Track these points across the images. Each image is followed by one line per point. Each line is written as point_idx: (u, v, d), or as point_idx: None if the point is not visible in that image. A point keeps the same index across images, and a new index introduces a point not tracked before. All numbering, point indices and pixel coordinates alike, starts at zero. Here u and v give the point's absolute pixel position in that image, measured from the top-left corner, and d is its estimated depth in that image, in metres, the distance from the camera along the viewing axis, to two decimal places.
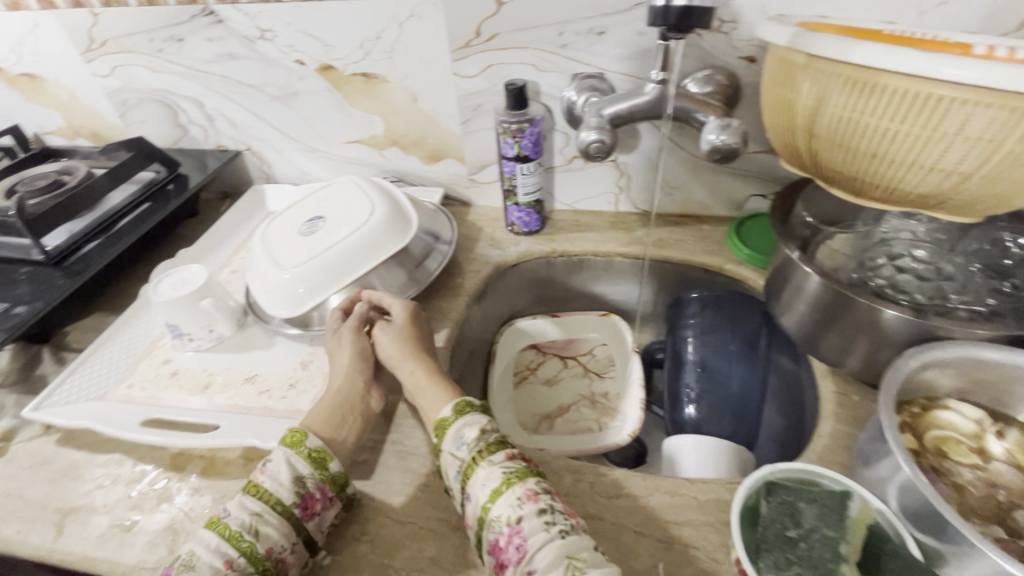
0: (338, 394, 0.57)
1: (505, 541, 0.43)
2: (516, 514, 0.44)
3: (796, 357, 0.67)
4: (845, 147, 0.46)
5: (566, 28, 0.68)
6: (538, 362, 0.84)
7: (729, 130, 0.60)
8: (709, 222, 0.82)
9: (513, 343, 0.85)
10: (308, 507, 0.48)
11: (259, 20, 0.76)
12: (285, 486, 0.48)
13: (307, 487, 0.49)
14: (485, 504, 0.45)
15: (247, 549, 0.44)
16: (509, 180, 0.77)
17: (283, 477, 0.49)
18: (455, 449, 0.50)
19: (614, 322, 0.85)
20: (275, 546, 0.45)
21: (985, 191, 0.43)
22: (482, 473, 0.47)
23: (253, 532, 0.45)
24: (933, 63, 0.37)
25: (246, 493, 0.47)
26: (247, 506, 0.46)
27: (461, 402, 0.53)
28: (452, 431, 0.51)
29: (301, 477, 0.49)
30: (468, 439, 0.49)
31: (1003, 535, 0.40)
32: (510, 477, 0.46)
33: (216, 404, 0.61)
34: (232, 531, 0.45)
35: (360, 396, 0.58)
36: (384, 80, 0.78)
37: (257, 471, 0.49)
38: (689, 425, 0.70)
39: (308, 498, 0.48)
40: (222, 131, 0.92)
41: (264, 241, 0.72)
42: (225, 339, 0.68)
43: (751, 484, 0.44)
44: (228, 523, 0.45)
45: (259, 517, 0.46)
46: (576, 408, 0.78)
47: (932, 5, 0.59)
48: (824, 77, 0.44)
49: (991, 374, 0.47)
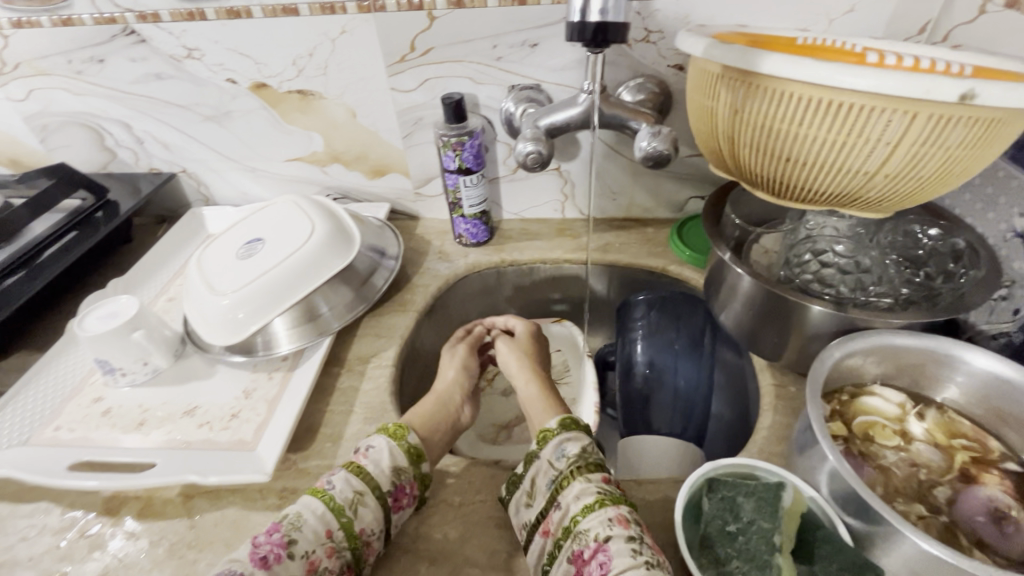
0: (441, 396, 0.65)
1: (591, 555, 0.43)
2: (607, 532, 0.44)
3: (738, 351, 0.68)
4: (762, 152, 0.48)
5: (499, 41, 0.69)
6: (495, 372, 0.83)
7: (660, 137, 0.62)
8: (653, 225, 0.84)
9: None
10: (398, 500, 0.50)
11: (185, 39, 0.74)
12: (386, 471, 0.51)
13: (401, 478, 0.51)
14: (577, 516, 0.46)
15: (345, 523, 0.47)
16: (453, 193, 0.77)
17: (385, 462, 0.51)
18: (553, 459, 0.51)
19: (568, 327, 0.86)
20: (367, 528, 0.47)
21: (890, 189, 0.45)
22: (577, 486, 0.48)
23: (353, 509, 0.47)
24: (833, 73, 0.39)
25: (350, 471, 0.50)
26: (353, 483, 0.49)
27: (567, 417, 0.55)
28: (554, 443, 0.52)
29: (399, 468, 0.51)
30: (570, 453, 0.51)
31: (924, 512, 0.43)
32: (603, 498, 0.46)
33: (153, 441, 0.58)
34: (338, 504, 0.47)
35: (455, 405, 0.65)
36: (320, 97, 0.77)
37: (359, 454, 0.52)
38: (644, 426, 0.75)
39: (400, 489, 0.50)
40: (153, 153, 0.88)
41: (201, 267, 0.69)
42: (162, 371, 0.65)
43: (692, 484, 0.46)
44: (333, 495, 0.48)
45: (360, 497, 0.48)
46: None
47: (840, 13, 0.63)
48: (738, 85, 0.46)
49: (908, 359, 0.49)
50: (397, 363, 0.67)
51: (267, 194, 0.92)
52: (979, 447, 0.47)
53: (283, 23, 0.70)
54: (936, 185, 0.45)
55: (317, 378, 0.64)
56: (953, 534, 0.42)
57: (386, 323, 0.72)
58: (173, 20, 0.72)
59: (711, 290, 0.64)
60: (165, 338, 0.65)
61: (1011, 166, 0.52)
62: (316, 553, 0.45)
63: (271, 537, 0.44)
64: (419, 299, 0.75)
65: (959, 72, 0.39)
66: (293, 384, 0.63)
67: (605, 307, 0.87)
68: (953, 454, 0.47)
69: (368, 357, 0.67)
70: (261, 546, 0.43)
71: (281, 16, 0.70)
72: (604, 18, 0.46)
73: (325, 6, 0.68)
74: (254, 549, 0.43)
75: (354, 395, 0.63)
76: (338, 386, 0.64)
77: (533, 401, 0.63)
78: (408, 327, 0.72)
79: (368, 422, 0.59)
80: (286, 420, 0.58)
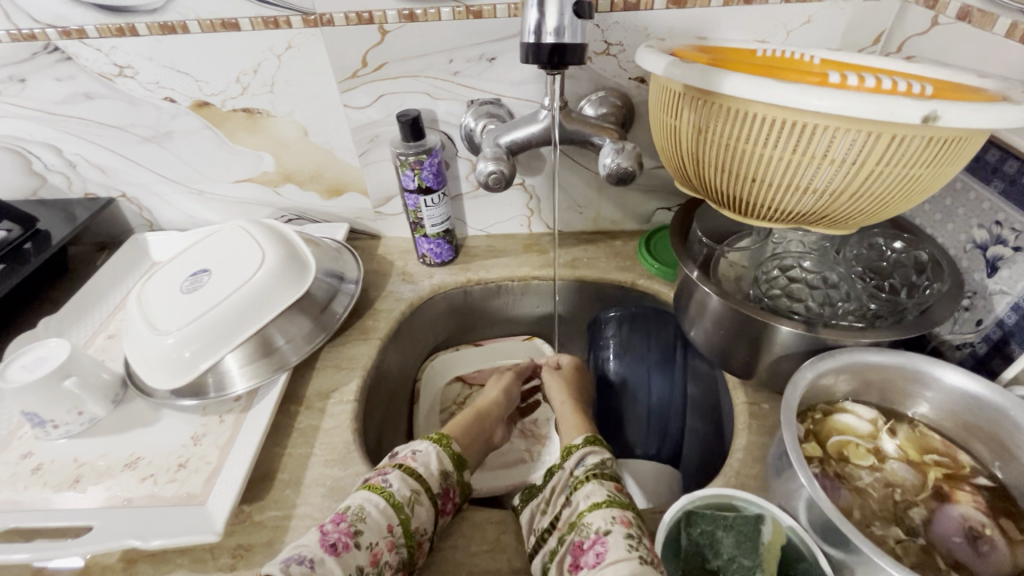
0: (479, 411, 0.68)
1: (590, 544, 0.44)
2: (607, 526, 0.45)
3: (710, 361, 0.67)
4: (728, 172, 0.47)
5: (456, 55, 0.66)
6: (466, 395, 0.81)
7: (624, 154, 0.60)
8: (620, 237, 0.83)
9: (438, 378, 0.83)
10: (444, 503, 0.52)
11: (115, 56, 0.68)
12: (435, 473, 0.54)
13: (447, 482, 0.54)
14: (584, 512, 0.48)
15: (404, 519, 0.48)
16: (414, 213, 0.74)
17: (433, 465, 0.54)
18: (574, 468, 0.54)
19: (538, 345, 0.86)
20: (422, 527, 0.49)
21: (854, 207, 0.45)
22: (588, 487, 0.50)
23: (410, 506, 0.49)
24: (795, 94, 0.38)
25: (403, 471, 0.52)
26: (408, 481, 0.51)
27: (592, 435, 0.58)
28: (578, 454, 0.55)
29: (446, 472, 0.55)
30: (589, 463, 0.54)
31: (902, 535, 0.42)
32: (612, 499, 0.48)
33: (89, 500, 0.53)
34: (397, 500, 0.49)
35: (493, 422, 0.69)
36: (268, 115, 0.73)
37: (406, 456, 0.54)
38: (620, 447, 0.73)
39: (447, 492, 0.53)
40: (88, 177, 0.82)
41: (143, 304, 0.64)
42: (100, 420, 0.60)
43: (670, 516, 0.44)
44: (392, 491, 0.49)
45: (416, 496, 0.50)
46: (507, 439, 0.75)
47: (797, 25, 0.62)
48: (701, 104, 0.45)
49: (879, 375, 0.49)
50: (360, 397, 0.63)
51: (217, 216, 0.87)
52: (950, 463, 0.47)
53: (223, 38, 0.66)
54: (899, 203, 0.45)
55: (272, 418, 0.60)
56: (930, 556, 0.41)
57: (348, 352, 0.68)
58: (101, 36, 0.66)
59: (682, 306, 0.62)
60: (102, 383, 0.60)
61: (969, 178, 0.52)
62: (378, 546, 0.46)
63: (339, 525, 0.45)
64: (382, 325, 0.72)
65: (919, 92, 0.38)
66: (246, 427, 0.58)
67: (575, 322, 0.85)
68: (925, 471, 0.46)
69: (328, 392, 0.63)
70: (329, 534, 0.45)
71: (220, 30, 0.65)
72: (560, 38, 0.44)
73: (267, 20, 0.64)
74: (324, 536, 0.45)
75: (314, 435, 0.59)
76: (296, 425, 0.60)
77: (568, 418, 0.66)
78: (370, 355, 0.68)
79: (329, 465, 0.55)
80: (238, 468, 0.54)
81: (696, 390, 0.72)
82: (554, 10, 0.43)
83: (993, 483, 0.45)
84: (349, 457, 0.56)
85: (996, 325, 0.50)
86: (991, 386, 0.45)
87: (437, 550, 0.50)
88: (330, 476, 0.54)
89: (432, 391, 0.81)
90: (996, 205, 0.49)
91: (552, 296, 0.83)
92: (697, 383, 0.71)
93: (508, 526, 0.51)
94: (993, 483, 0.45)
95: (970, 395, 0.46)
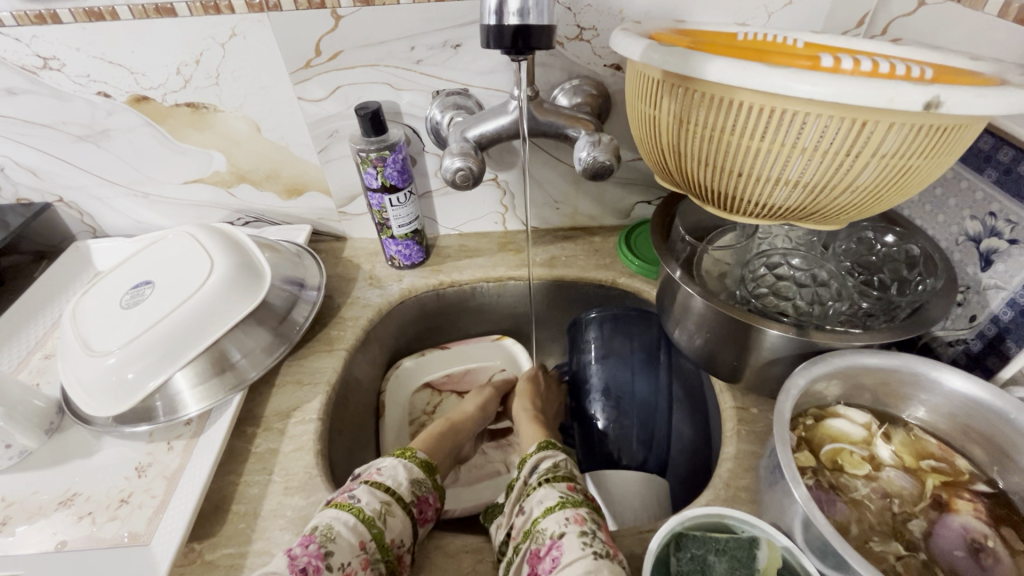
0: (451, 425, 0.65)
1: (546, 550, 0.41)
2: (561, 529, 0.42)
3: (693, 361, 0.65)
4: (711, 164, 0.43)
5: (417, 42, 0.61)
6: (436, 403, 0.77)
7: (600, 147, 0.56)
8: (600, 233, 0.79)
9: (403, 384, 0.77)
10: (422, 512, 0.50)
11: (37, 47, 0.61)
12: (406, 483, 0.50)
13: (422, 491, 0.51)
14: (538, 518, 0.45)
15: (377, 534, 0.44)
16: (378, 213, 0.69)
17: (402, 476, 0.50)
18: (528, 477, 0.51)
19: (508, 344, 0.82)
20: (398, 539, 0.45)
21: (847, 203, 0.42)
22: (542, 491, 0.47)
23: (383, 519, 0.45)
24: (786, 80, 0.34)
25: (370, 485, 0.48)
26: (376, 494, 0.47)
27: (544, 440, 0.55)
28: (530, 462, 0.52)
29: (418, 480, 0.51)
30: (541, 469, 0.51)
31: (903, 551, 0.40)
32: (564, 500, 0.45)
33: (17, 545, 0.48)
34: (367, 515, 0.45)
35: (466, 435, 0.66)
36: (215, 110, 0.67)
37: (371, 472, 0.50)
38: (605, 458, 0.69)
39: (422, 502, 0.50)
40: (19, 181, 0.75)
41: (78, 323, 0.58)
42: (33, 452, 0.55)
43: (660, 539, 0.40)
44: (362, 506, 0.45)
45: (388, 507, 0.46)
46: (482, 451, 0.72)
47: (779, 7, 0.59)
48: (681, 92, 0.42)
49: (873, 379, 0.46)
50: (324, 415, 0.58)
51: (167, 221, 0.81)
52: (948, 469, 0.45)
53: (158, 25, 0.60)
54: (894, 196, 0.42)
55: (227, 442, 0.55)
56: (933, 572, 0.39)
57: (310, 366, 0.63)
58: (19, 24, 0.60)
59: (664, 307, 0.59)
60: (34, 411, 0.55)
61: (961, 167, 0.49)
62: (352, 565, 0.42)
63: (308, 547, 0.40)
64: (348, 334, 0.67)
65: (919, 76, 0.35)
66: (197, 454, 0.53)
67: (553, 322, 0.81)
68: (923, 478, 0.44)
69: (288, 412, 0.58)
70: (297, 558, 0.40)
71: (154, 17, 0.59)
72: (524, 20, 0.39)
73: (206, 4, 0.58)
74: (292, 561, 0.40)
75: (273, 460, 0.54)
76: (253, 450, 0.55)
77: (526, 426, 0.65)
78: (336, 367, 0.63)
79: (289, 493, 0.51)
80: (187, 501, 0.49)
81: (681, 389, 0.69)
82: None
83: (993, 490, 0.43)
84: (311, 483, 0.52)
85: (991, 321, 0.48)
86: (993, 389, 0.42)
87: None
88: (290, 506, 0.50)
89: (399, 400, 0.76)
90: (990, 194, 0.47)
91: (527, 297, 0.79)
92: (681, 382, 0.69)
93: (485, 554, 0.47)
94: (993, 489, 0.43)
95: (970, 399, 0.43)
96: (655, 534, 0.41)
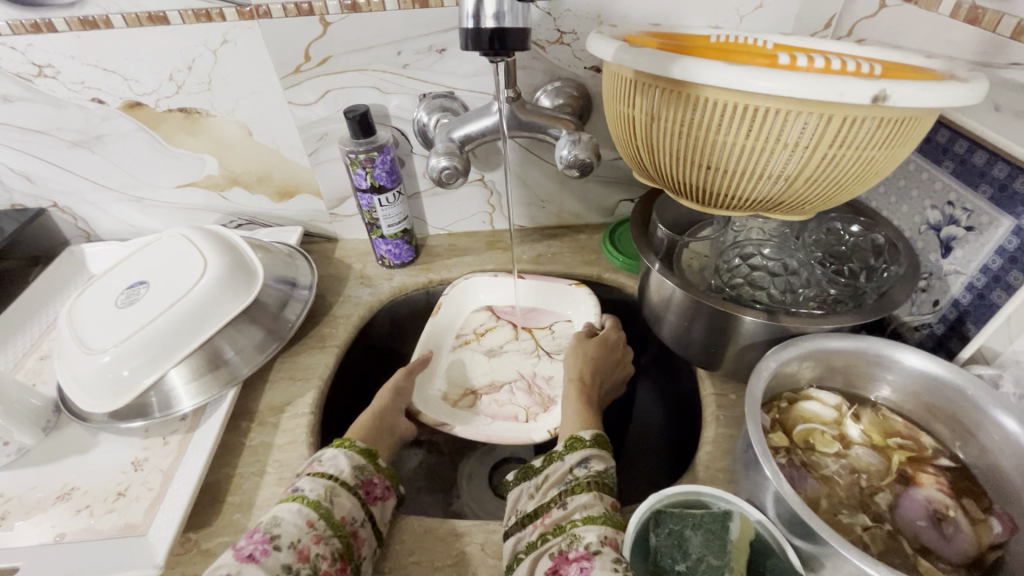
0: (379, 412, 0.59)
1: (575, 556, 0.40)
2: (597, 545, 0.40)
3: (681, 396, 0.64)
4: (683, 159, 0.46)
5: (404, 46, 0.63)
6: (489, 326, 0.75)
7: (580, 145, 0.59)
8: (585, 231, 0.82)
9: (462, 299, 0.76)
10: (370, 492, 0.49)
11: (33, 54, 0.63)
12: (348, 470, 0.49)
13: (367, 473, 0.50)
14: (576, 522, 0.43)
15: (324, 514, 0.44)
16: (368, 213, 0.71)
17: (344, 463, 0.49)
18: (575, 467, 0.48)
19: (583, 295, 0.72)
20: (349, 516, 0.45)
21: (811, 194, 0.44)
22: (585, 497, 0.44)
23: (329, 500, 0.45)
24: (744, 77, 0.37)
25: (310, 475, 0.47)
26: (319, 481, 0.47)
27: (601, 433, 0.51)
28: (583, 453, 0.49)
29: (362, 465, 0.50)
30: (592, 468, 0.47)
31: (869, 522, 0.42)
32: (608, 517, 0.43)
33: (17, 538, 0.49)
34: (312, 499, 0.45)
35: (395, 412, 0.61)
36: (207, 115, 0.69)
37: (314, 463, 0.49)
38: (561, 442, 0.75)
39: (368, 483, 0.49)
40: (14, 187, 0.76)
41: (73, 323, 0.59)
42: (30, 449, 0.56)
43: (639, 516, 0.42)
44: (305, 494, 0.45)
45: (333, 490, 0.46)
46: (509, 390, 0.68)
47: (750, 10, 0.61)
48: (654, 91, 0.44)
49: (842, 361, 0.49)
50: (316, 410, 0.60)
51: (160, 224, 0.82)
52: (914, 445, 0.47)
53: (151, 32, 0.61)
54: (855, 187, 0.44)
55: (221, 436, 0.56)
56: (897, 541, 0.41)
57: (303, 362, 0.65)
58: (15, 33, 0.61)
59: (647, 301, 0.61)
60: (31, 409, 0.56)
61: (921, 160, 0.52)
62: (302, 543, 0.42)
63: (252, 536, 0.41)
64: (340, 332, 0.69)
65: (868, 72, 0.38)
66: (191, 447, 0.55)
67: None
68: (889, 454, 0.46)
69: (281, 407, 0.60)
70: (242, 549, 0.41)
71: (147, 24, 0.61)
72: (501, 23, 0.42)
73: (198, 12, 0.60)
74: (238, 551, 0.40)
75: (266, 452, 0.55)
76: (247, 443, 0.56)
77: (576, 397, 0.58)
78: (327, 363, 0.65)
79: (282, 484, 0.52)
80: (183, 492, 0.50)
81: (662, 411, 0.71)
82: None
83: (955, 464, 0.46)
84: None
85: (952, 305, 0.50)
86: (952, 367, 0.45)
87: (399, 569, 0.47)
88: (282, 496, 0.51)
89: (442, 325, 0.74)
90: (948, 184, 0.49)
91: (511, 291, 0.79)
92: (661, 402, 0.71)
93: (474, 536, 0.49)
94: (955, 463, 0.45)
95: (930, 377, 0.46)
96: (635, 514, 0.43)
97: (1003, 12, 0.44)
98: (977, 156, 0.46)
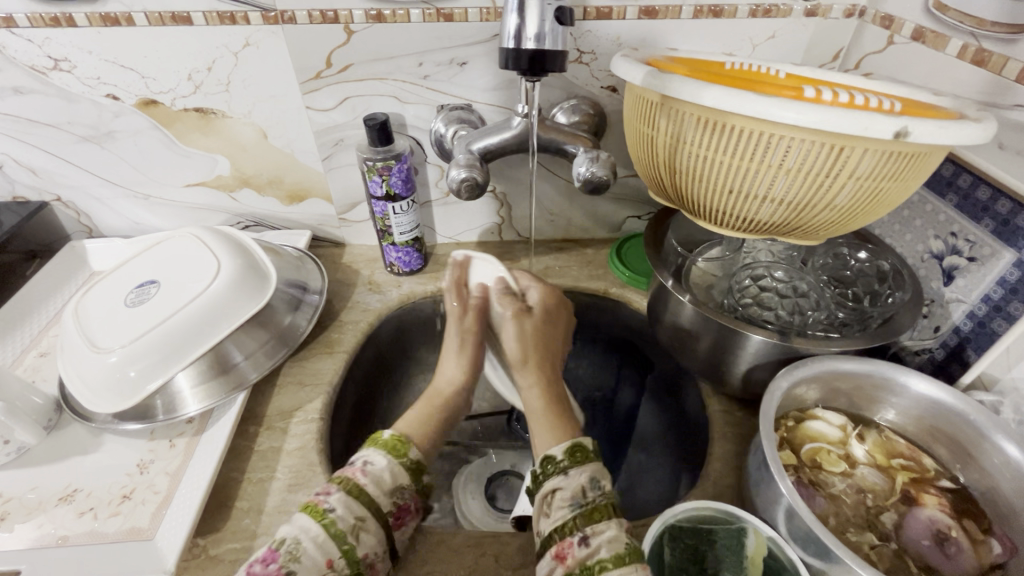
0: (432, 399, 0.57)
1: None
2: None
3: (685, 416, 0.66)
4: (703, 181, 0.47)
5: (425, 58, 0.64)
6: None
7: (598, 163, 0.60)
8: (592, 245, 0.83)
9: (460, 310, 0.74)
10: (401, 517, 0.46)
11: (49, 48, 0.62)
12: (387, 490, 0.46)
13: (404, 496, 0.47)
14: (606, 563, 0.39)
15: (345, 551, 0.42)
16: (381, 220, 0.71)
17: (386, 480, 0.46)
18: (588, 487, 0.43)
19: None
20: (371, 553, 0.44)
21: (826, 220, 0.46)
22: (609, 529, 0.41)
23: (354, 534, 0.43)
24: (775, 108, 0.38)
25: (347, 492, 0.45)
26: (352, 506, 0.44)
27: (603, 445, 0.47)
28: (592, 469, 0.45)
29: (401, 485, 0.47)
30: (605, 488, 0.44)
31: (876, 541, 0.44)
32: (636, 550, 0.40)
33: (17, 541, 0.48)
34: (338, 529, 0.43)
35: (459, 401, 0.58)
36: (222, 116, 0.68)
37: (357, 468, 0.46)
38: None
39: (403, 508, 0.47)
40: (18, 179, 0.75)
41: (78, 321, 0.58)
42: (31, 448, 0.55)
43: (654, 533, 0.43)
44: (335, 520, 0.43)
45: (361, 522, 0.43)
46: None
47: (763, 39, 0.63)
48: (678, 115, 0.45)
49: (850, 383, 0.50)
50: (325, 415, 0.59)
51: (165, 223, 0.81)
52: (916, 467, 0.49)
53: (172, 31, 0.61)
54: (867, 215, 0.46)
55: (230, 440, 0.55)
56: (903, 560, 0.43)
57: (311, 367, 0.64)
58: (33, 25, 0.61)
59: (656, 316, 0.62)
60: (32, 408, 0.55)
61: (925, 192, 0.55)
62: None
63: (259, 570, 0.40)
64: (347, 338, 0.69)
65: (888, 108, 0.40)
66: (200, 451, 0.54)
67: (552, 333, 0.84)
68: (893, 475, 0.48)
69: (290, 412, 0.59)
70: None
71: (169, 24, 0.61)
72: (540, 45, 0.44)
73: (223, 14, 0.60)
74: None
75: (275, 457, 0.55)
76: (255, 448, 0.56)
77: (531, 373, 0.55)
78: (335, 369, 0.64)
79: (292, 490, 0.52)
80: (193, 495, 0.50)
81: (660, 425, 0.72)
82: (534, 17, 0.43)
83: (955, 485, 0.47)
84: (313, 479, 0.53)
85: (953, 332, 0.53)
86: (956, 394, 0.46)
87: None
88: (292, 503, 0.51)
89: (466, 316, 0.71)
90: (951, 216, 0.52)
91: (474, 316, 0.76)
92: (661, 415, 0.72)
93: (487, 547, 0.49)
94: (955, 485, 0.47)
95: (933, 401, 0.48)
96: (650, 528, 0.43)
97: (1008, 56, 0.47)
98: (981, 191, 0.49)
